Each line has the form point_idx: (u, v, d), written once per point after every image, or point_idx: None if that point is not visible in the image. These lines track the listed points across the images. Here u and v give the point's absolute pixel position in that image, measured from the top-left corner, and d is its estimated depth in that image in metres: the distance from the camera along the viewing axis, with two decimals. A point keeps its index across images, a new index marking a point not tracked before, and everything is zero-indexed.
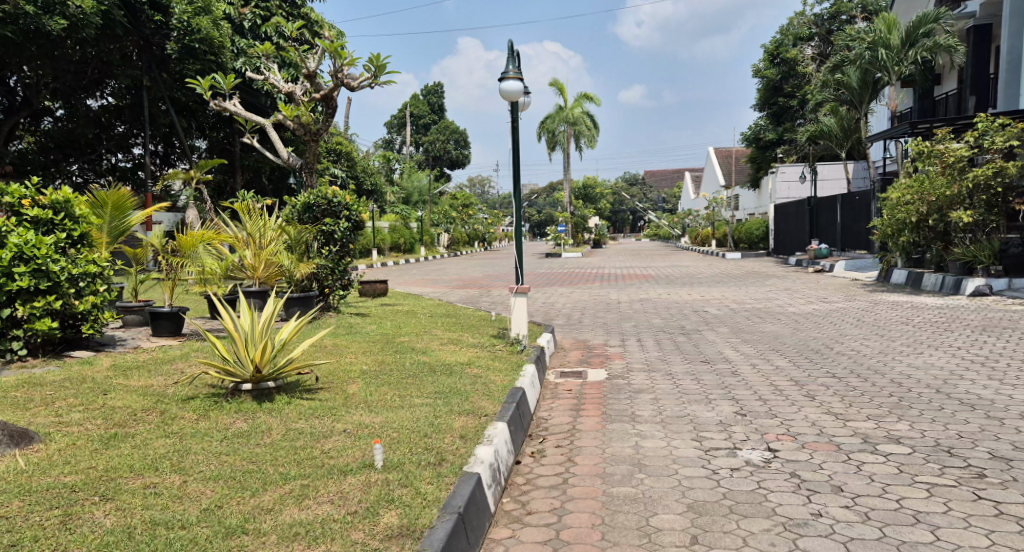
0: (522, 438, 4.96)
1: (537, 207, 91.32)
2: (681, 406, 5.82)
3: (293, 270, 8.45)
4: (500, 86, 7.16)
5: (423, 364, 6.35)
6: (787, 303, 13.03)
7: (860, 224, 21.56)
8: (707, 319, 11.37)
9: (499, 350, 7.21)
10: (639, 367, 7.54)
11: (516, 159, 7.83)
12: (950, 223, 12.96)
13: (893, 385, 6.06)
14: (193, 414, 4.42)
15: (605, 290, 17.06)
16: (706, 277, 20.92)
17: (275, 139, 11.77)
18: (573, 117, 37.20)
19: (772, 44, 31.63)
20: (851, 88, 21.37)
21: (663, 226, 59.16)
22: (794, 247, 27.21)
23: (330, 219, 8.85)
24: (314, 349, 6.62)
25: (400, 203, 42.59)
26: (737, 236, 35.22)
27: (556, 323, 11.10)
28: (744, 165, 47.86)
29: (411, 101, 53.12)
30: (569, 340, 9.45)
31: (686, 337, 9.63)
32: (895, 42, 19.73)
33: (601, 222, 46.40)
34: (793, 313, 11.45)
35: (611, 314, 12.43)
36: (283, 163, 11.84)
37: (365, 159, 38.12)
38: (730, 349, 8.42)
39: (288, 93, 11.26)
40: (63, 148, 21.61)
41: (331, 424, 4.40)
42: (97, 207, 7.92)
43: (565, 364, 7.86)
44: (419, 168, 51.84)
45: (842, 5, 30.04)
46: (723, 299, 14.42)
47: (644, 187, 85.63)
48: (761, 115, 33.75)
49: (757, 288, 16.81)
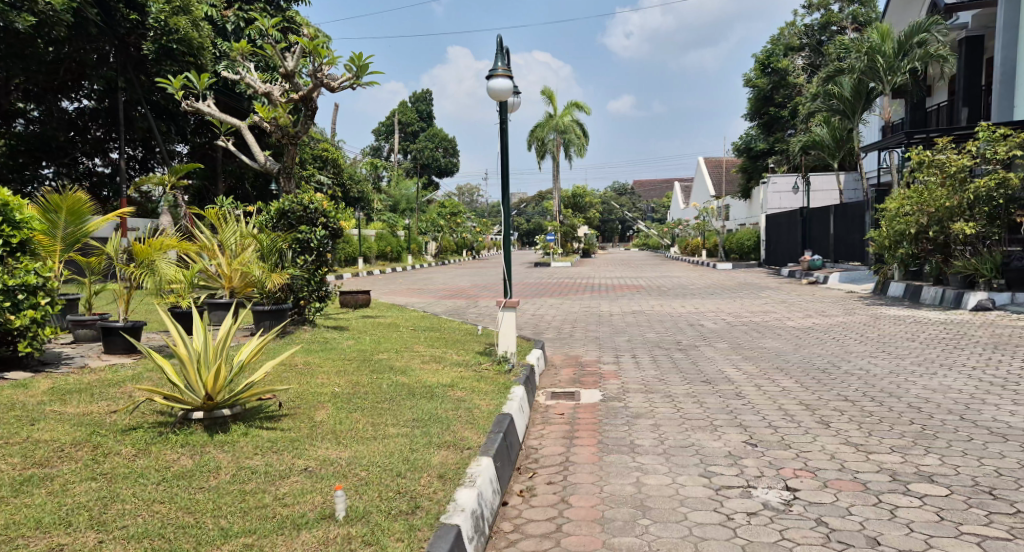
0: (509, 473, 4.42)
1: (526, 216, 90.91)
2: (685, 433, 5.29)
3: (264, 282, 7.88)
4: (488, 84, 6.64)
5: (402, 386, 5.78)
6: (784, 316, 12.56)
7: (853, 236, 21.20)
8: (702, 333, 10.87)
9: (485, 369, 6.67)
10: (635, 388, 7.02)
11: (505, 163, 7.31)
12: (950, 235, 12.53)
13: (914, 410, 5.55)
14: (129, 448, 3.88)
15: (595, 301, 16.56)
16: (698, 289, 20.45)
17: (252, 143, 11.17)
18: (563, 126, 36.81)
19: (762, 54, 31.40)
20: (843, 98, 21.17)
21: (653, 236, 58.80)
22: (786, 258, 26.84)
23: (305, 226, 8.23)
24: (283, 369, 6.06)
25: (386, 211, 42.03)
26: (728, 247, 34.86)
27: (545, 338, 10.56)
28: (734, 175, 47.63)
29: (399, 108, 52.58)
30: (559, 357, 8.92)
31: (683, 354, 9.11)
32: (889, 51, 19.22)
33: (590, 231, 45.94)
34: (792, 328, 10.97)
35: (602, 328, 11.91)
36: (259, 167, 11.24)
37: (352, 167, 37.56)
38: (731, 367, 7.93)
39: (264, 94, 10.67)
40: (36, 153, 20.85)
41: (289, 460, 3.85)
42: (51, 212, 7.40)
43: (555, 383, 7.34)
44: (407, 175, 51.32)
45: (833, 15, 29.80)
46: (717, 312, 13.93)
47: (633, 196, 85.42)
48: (751, 125, 33.47)
49: (752, 300, 16.34)
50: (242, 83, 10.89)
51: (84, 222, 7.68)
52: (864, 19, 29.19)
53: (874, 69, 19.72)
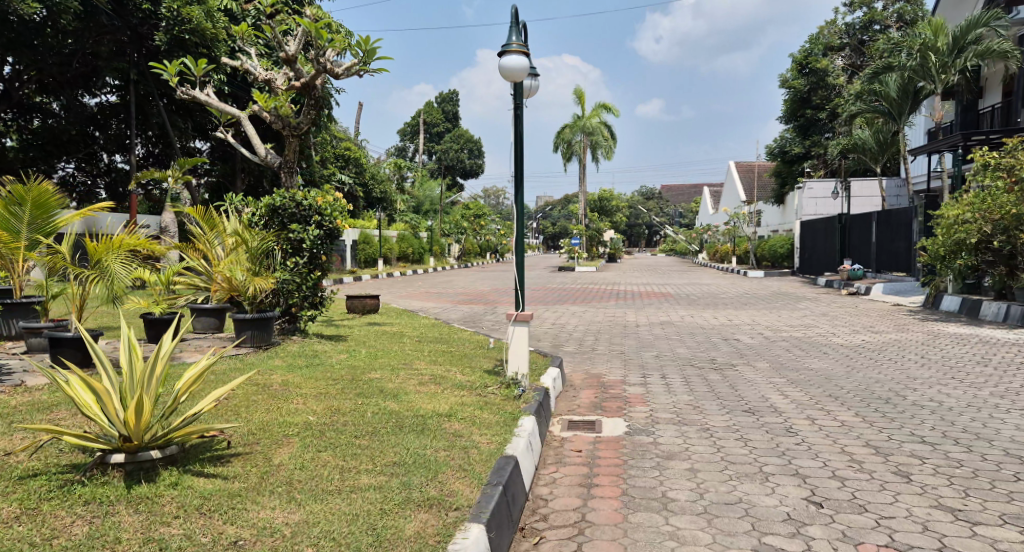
0: (508, 539, 3.52)
1: (552, 219, 90.03)
2: (729, 484, 4.32)
3: (247, 286, 7.08)
4: (500, 61, 5.73)
5: (391, 416, 4.88)
6: (828, 331, 11.52)
7: (898, 244, 20.04)
8: (739, 350, 9.86)
9: (492, 394, 5.74)
10: (667, 418, 6.06)
11: (519, 158, 6.46)
12: (1018, 245, 11.39)
13: (1014, 461, 4.52)
14: (16, 509, 3.00)
15: (620, 310, 15.61)
16: (730, 298, 19.40)
17: (252, 134, 10.31)
18: (590, 127, 35.80)
19: (800, 53, 30.30)
20: (890, 100, 20.25)
21: (682, 242, 57.50)
22: (822, 267, 25.67)
23: (297, 225, 7.33)
24: (254, 391, 5.19)
25: (409, 212, 41.44)
26: (759, 254, 33.66)
27: (566, 352, 9.63)
28: (766, 180, 46.38)
29: (425, 108, 51.96)
30: (580, 376, 7.99)
31: (719, 376, 8.13)
32: (943, 47, 18.21)
33: (616, 235, 44.93)
34: (840, 346, 9.92)
35: (628, 340, 10.96)
36: (259, 160, 10.31)
37: (376, 166, 36.90)
38: (776, 393, 6.93)
39: (264, 81, 9.78)
40: (47, 147, 20.20)
41: (220, 530, 2.96)
42: (15, 204, 6.54)
43: (574, 410, 6.41)
44: (432, 176, 50.65)
45: (876, 13, 28.67)
46: (753, 325, 12.91)
47: (661, 200, 84.10)
48: (787, 128, 32.26)
49: (790, 311, 15.27)
50: (241, 69, 10.03)
51: (53, 216, 6.80)
52: (910, 17, 28.06)
53: (927, 68, 18.63)
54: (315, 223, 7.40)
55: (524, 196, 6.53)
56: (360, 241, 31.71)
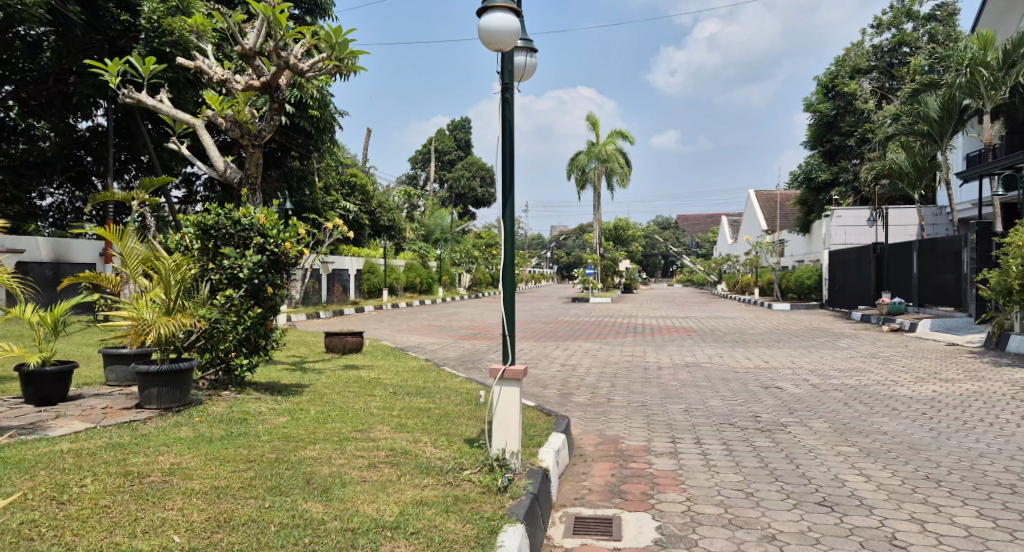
0: None
1: (567, 249, 88.66)
2: None
3: (153, 328, 5.33)
4: (479, 22, 4.19)
5: (306, 532, 3.20)
6: (887, 382, 9.94)
7: (945, 277, 18.39)
8: (786, 406, 8.19)
9: (466, 487, 4.07)
10: (711, 516, 4.40)
11: (508, 164, 4.89)
12: None
13: None
14: None
15: (641, 349, 13.90)
16: (760, 334, 17.62)
17: (210, 145, 8.28)
18: (606, 154, 34.36)
19: (826, 76, 28.95)
20: (930, 119, 19.27)
21: (699, 272, 55.88)
22: (856, 299, 23.97)
23: (229, 251, 5.67)
24: (117, 484, 3.51)
25: (419, 241, 40.01)
26: (784, 285, 31.90)
27: (578, 405, 7.99)
28: (789, 209, 44.84)
29: (437, 136, 50.73)
30: (591, 441, 6.36)
31: (770, 443, 6.43)
32: (993, 62, 17.20)
33: (632, 265, 43.37)
34: (911, 405, 8.24)
35: (651, 388, 9.28)
36: (219, 176, 8.36)
37: (384, 194, 35.57)
38: (853, 475, 5.26)
39: (216, 82, 7.80)
40: (21, 170, 17.96)
41: None
42: None
43: (585, 500, 4.79)
44: (443, 205, 49.20)
45: (906, 35, 27.36)
46: (793, 369, 11.20)
47: (677, 230, 82.22)
48: (812, 154, 30.77)
49: (833, 352, 13.58)
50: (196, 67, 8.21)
51: None
52: (942, 37, 26.76)
53: (976, 84, 17.72)
54: (256, 246, 5.79)
55: (511, 210, 4.96)
56: (365, 271, 30.20)
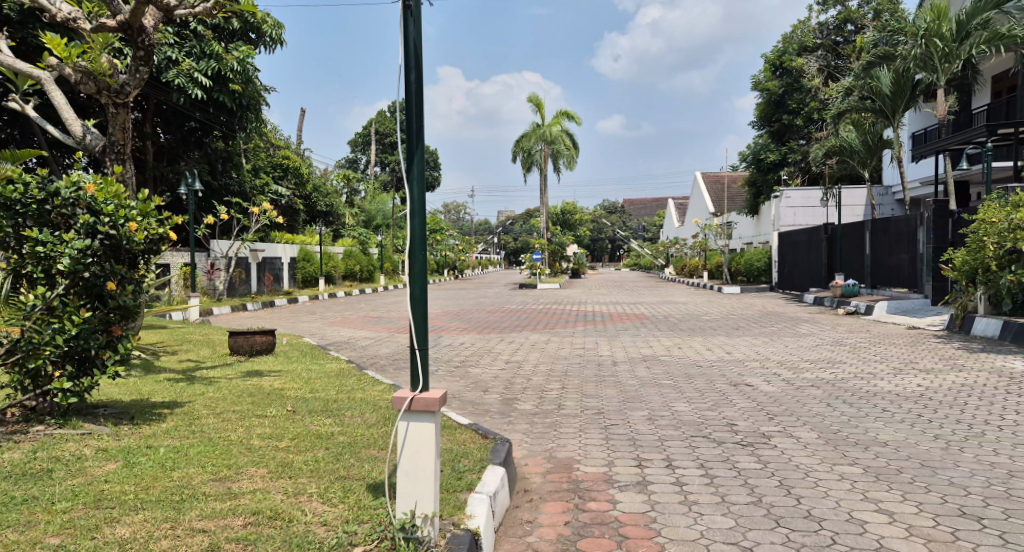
0: None
1: (514, 234, 87.48)
2: None
3: None
4: None
5: None
6: (863, 375, 8.93)
7: (900, 258, 17.71)
8: (762, 409, 7.03)
9: None
10: None
11: (412, 105, 3.57)
12: None
13: None
14: None
15: (591, 339, 12.69)
16: (716, 320, 16.61)
17: (62, 105, 6.72)
18: (551, 136, 33.11)
19: (772, 53, 28.14)
20: (882, 94, 18.46)
21: (647, 256, 55.29)
22: (808, 283, 23.31)
23: (41, 237, 4.27)
24: None
25: (359, 227, 38.11)
26: (734, 268, 31.22)
27: (521, 415, 6.74)
28: (736, 191, 44.31)
29: (377, 118, 48.60)
30: (536, 470, 5.09)
31: (755, 462, 5.26)
32: (948, 33, 16.32)
33: (578, 250, 42.35)
34: (901, 403, 7.16)
35: (607, 389, 8.08)
36: (76, 142, 6.75)
37: (320, 178, 33.62)
38: (873, 516, 4.11)
39: (59, 23, 6.31)
40: None
41: None
42: None
43: None
44: (384, 189, 47.33)
45: (851, 12, 26.77)
46: (759, 361, 10.12)
47: (624, 213, 81.71)
48: (760, 134, 30.03)
49: (796, 340, 12.61)
50: None
51: None
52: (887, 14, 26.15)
53: (930, 56, 16.83)
54: (84, 226, 4.37)
55: (418, 170, 3.59)
56: (300, 259, 28.34)
